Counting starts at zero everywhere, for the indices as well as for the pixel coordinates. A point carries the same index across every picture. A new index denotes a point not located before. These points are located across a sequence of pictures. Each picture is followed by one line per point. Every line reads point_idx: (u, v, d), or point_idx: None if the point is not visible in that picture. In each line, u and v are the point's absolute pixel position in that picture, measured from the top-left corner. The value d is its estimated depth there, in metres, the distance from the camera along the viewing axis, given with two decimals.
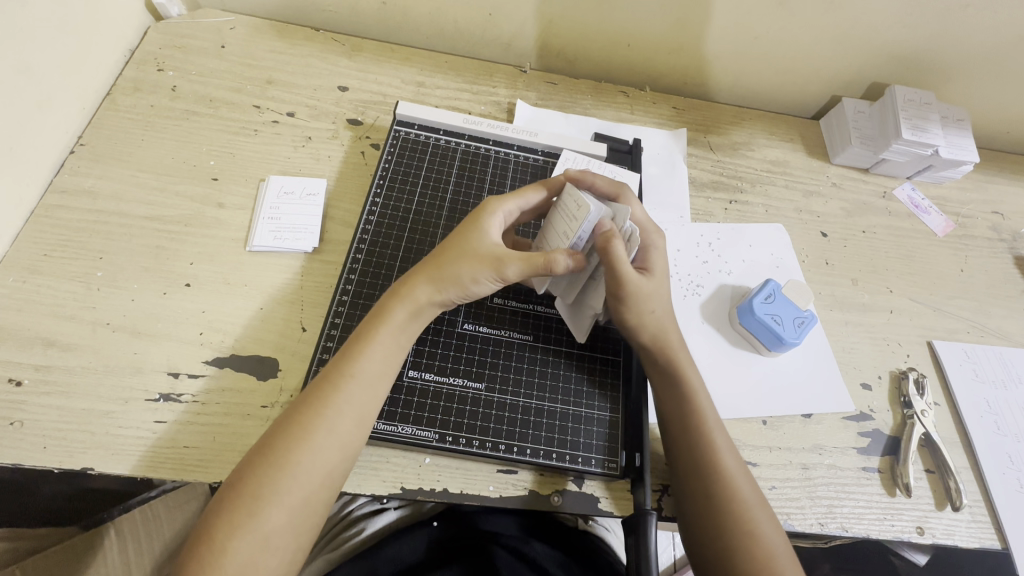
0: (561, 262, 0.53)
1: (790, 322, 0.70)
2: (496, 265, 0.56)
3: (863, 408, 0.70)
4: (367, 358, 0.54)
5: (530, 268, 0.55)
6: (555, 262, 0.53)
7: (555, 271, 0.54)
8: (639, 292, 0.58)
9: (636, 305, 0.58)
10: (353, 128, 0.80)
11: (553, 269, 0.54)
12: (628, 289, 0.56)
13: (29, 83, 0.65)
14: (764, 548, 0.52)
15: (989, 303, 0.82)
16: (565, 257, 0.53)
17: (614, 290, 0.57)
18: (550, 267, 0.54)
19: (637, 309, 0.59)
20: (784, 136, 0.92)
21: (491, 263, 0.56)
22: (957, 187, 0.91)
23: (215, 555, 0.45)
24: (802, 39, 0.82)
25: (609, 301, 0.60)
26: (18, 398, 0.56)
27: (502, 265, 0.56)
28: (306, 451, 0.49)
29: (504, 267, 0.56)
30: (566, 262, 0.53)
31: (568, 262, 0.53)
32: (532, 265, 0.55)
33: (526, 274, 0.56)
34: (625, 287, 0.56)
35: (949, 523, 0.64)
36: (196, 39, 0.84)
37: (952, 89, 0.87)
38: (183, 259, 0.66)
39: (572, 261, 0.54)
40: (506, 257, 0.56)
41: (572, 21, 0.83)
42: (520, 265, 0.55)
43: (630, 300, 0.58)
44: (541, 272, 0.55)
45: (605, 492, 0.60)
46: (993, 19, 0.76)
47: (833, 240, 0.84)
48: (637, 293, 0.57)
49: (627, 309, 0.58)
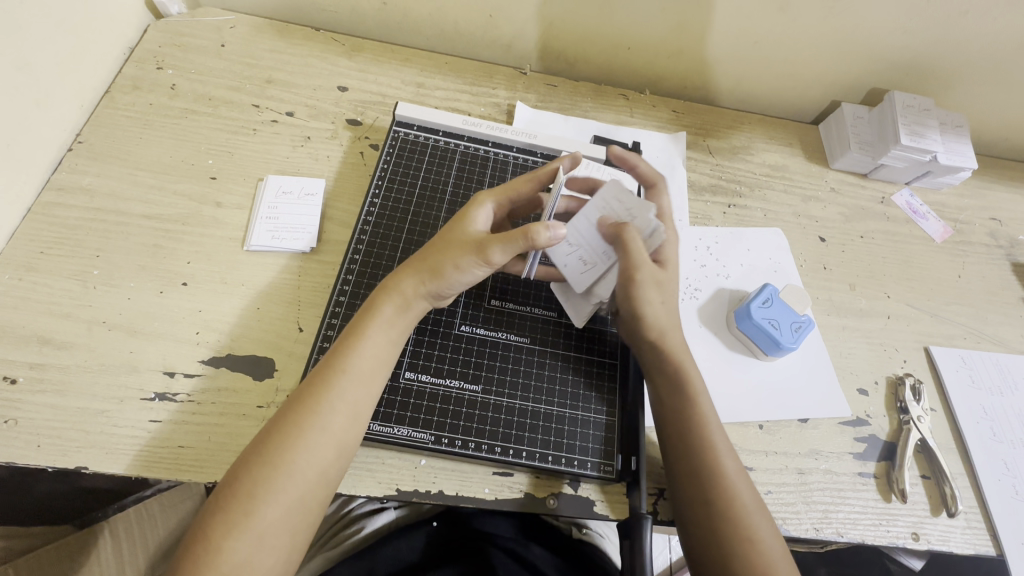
0: (541, 233, 0.52)
1: (788, 326, 0.70)
2: (479, 250, 0.55)
3: (859, 413, 0.70)
4: (359, 355, 0.54)
5: (512, 246, 0.54)
6: (535, 233, 0.52)
7: (536, 242, 0.52)
8: (648, 282, 0.58)
9: (646, 293, 0.58)
10: (353, 128, 0.80)
11: (532, 241, 0.52)
12: (640, 276, 0.56)
13: (28, 79, 0.65)
14: (762, 553, 0.52)
15: (986, 309, 0.82)
16: (545, 228, 0.52)
17: (626, 276, 0.57)
18: (530, 240, 0.52)
19: (648, 298, 0.59)
20: (783, 141, 0.92)
21: (474, 248, 0.55)
22: (955, 193, 0.92)
23: (209, 554, 0.45)
24: (802, 43, 0.82)
25: (619, 288, 0.59)
26: (12, 396, 0.56)
27: (484, 249, 0.55)
28: (299, 450, 0.49)
29: (487, 250, 0.54)
30: (546, 234, 0.52)
31: (548, 234, 0.52)
32: (514, 242, 0.53)
33: (511, 256, 0.55)
34: (636, 277, 0.56)
35: (944, 530, 0.64)
36: (196, 37, 0.84)
37: (952, 96, 0.87)
38: (180, 258, 0.66)
39: (554, 234, 0.53)
40: (487, 241, 0.55)
41: (573, 23, 0.83)
42: (502, 246, 0.54)
43: (640, 286, 0.57)
44: (524, 248, 0.53)
45: (601, 496, 0.60)
46: (993, 26, 0.77)
47: (831, 245, 0.84)
48: (645, 283, 0.57)
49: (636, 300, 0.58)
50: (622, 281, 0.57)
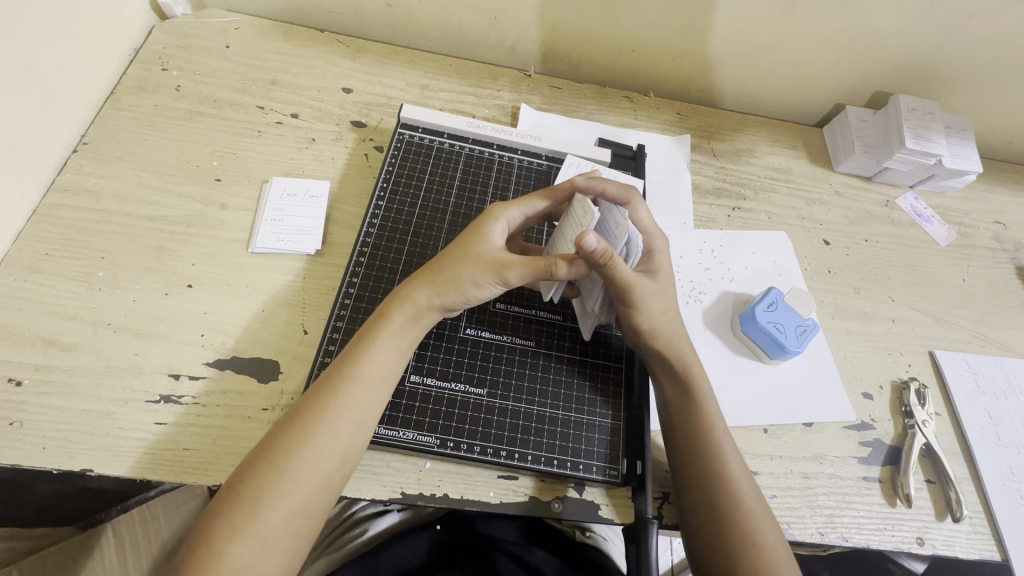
0: (562, 271, 0.53)
1: (792, 330, 0.69)
2: (499, 270, 0.56)
3: (864, 417, 0.70)
4: (369, 362, 0.54)
5: (532, 272, 0.55)
6: (558, 269, 0.53)
7: (556, 276, 0.54)
8: (646, 296, 0.58)
9: (646, 308, 0.59)
10: (357, 130, 0.80)
11: (554, 273, 0.54)
12: (634, 293, 0.57)
13: (33, 80, 0.65)
14: (766, 559, 0.51)
15: (990, 313, 0.82)
16: (567, 265, 0.53)
17: (622, 296, 0.57)
18: (550, 271, 0.54)
19: (647, 312, 0.59)
20: (788, 143, 0.92)
21: (493, 267, 0.56)
22: (959, 197, 0.91)
23: (213, 558, 0.45)
24: (806, 47, 0.82)
25: (616, 305, 0.60)
26: (17, 398, 0.56)
27: (504, 269, 0.56)
28: (308, 455, 0.49)
29: (506, 270, 0.56)
30: (569, 270, 0.53)
31: (570, 270, 0.53)
32: (536, 268, 0.55)
33: (528, 279, 0.56)
34: (630, 293, 0.57)
35: (949, 535, 0.64)
36: (201, 38, 0.84)
37: (956, 99, 0.87)
38: (186, 260, 0.66)
39: (577, 269, 0.54)
40: (508, 262, 0.56)
41: (577, 26, 0.83)
42: (522, 269, 0.56)
43: (638, 303, 0.58)
44: (542, 276, 0.55)
45: (606, 500, 0.60)
46: (998, 29, 0.77)
47: (835, 249, 0.84)
48: (643, 297, 0.58)
49: (636, 316, 0.59)
50: (616, 301, 0.58)
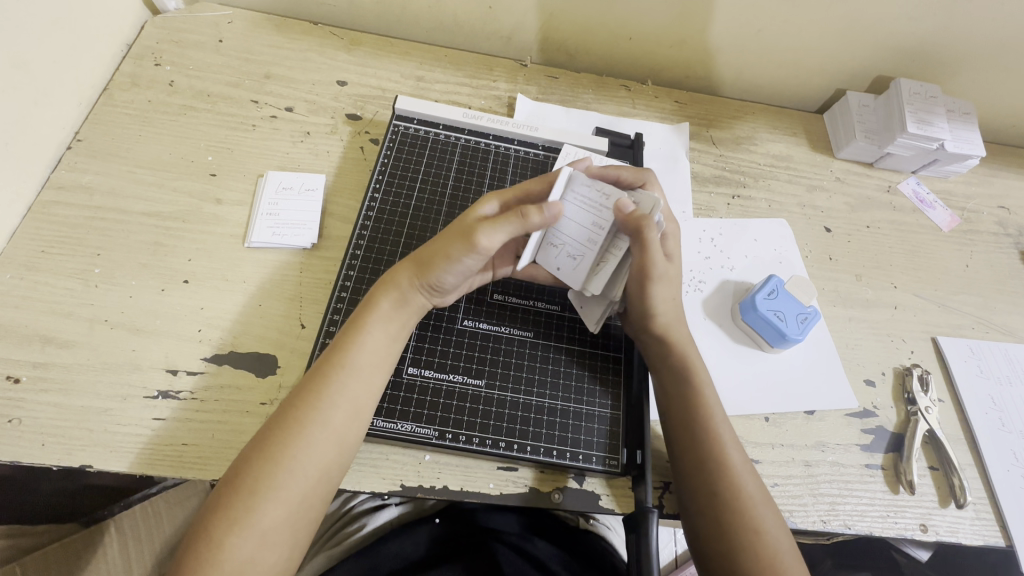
0: (535, 215, 0.52)
1: (794, 318, 0.69)
2: (467, 235, 0.53)
3: (866, 405, 0.70)
4: (359, 349, 0.54)
5: (501, 228, 0.52)
6: (529, 214, 0.52)
7: (529, 224, 0.52)
8: (665, 274, 0.58)
9: (661, 289, 0.58)
10: (352, 122, 0.80)
11: (527, 220, 0.52)
12: (655, 270, 0.56)
13: (25, 78, 0.64)
14: (767, 545, 0.51)
15: (994, 299, 0.81)
16: (540, 210, 0.52)
17: (643, 271, 0.56)
18: (522, 223, 0.52)
19: (662, 293, 0.59)
20: (788, 130, 0.91)
21: (464, 235, 0.54)
22: (962, 182, 0.90)
23: (212, 552, 0.45)
24: (806, 33, 0.81)
25: (634, 284, 0.59)
26: (15, 395, 0.56)
27: (473, 233, 0.53)
28: (300, 444, 0.49)
29: (474, 234, 0.53)
30: (541, 213, 0.52)
31: (542, 215, 0.52)
32: (504, 223, 0.52)
33: (501, 240, 0.53)
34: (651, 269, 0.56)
35: (953, 521, 0.63)
36: (194, 33, 0.83)
37: (960, 82, 0.86)
38: (181, 256, 0.66)
39: (549, 212, 0.52)
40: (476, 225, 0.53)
41: (573, 15, 0.82)
42: (490, 228, 0.52)
43: (656, 282, 0.57)
44: (517, 230, 0.53)
45: (606, 490, 0.60)
46: (1002, 10, 0.75)
47: (837, 235, 0.83)
48: (662, 276, 0.57)
49: (652, 295, 0.58)
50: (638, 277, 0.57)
